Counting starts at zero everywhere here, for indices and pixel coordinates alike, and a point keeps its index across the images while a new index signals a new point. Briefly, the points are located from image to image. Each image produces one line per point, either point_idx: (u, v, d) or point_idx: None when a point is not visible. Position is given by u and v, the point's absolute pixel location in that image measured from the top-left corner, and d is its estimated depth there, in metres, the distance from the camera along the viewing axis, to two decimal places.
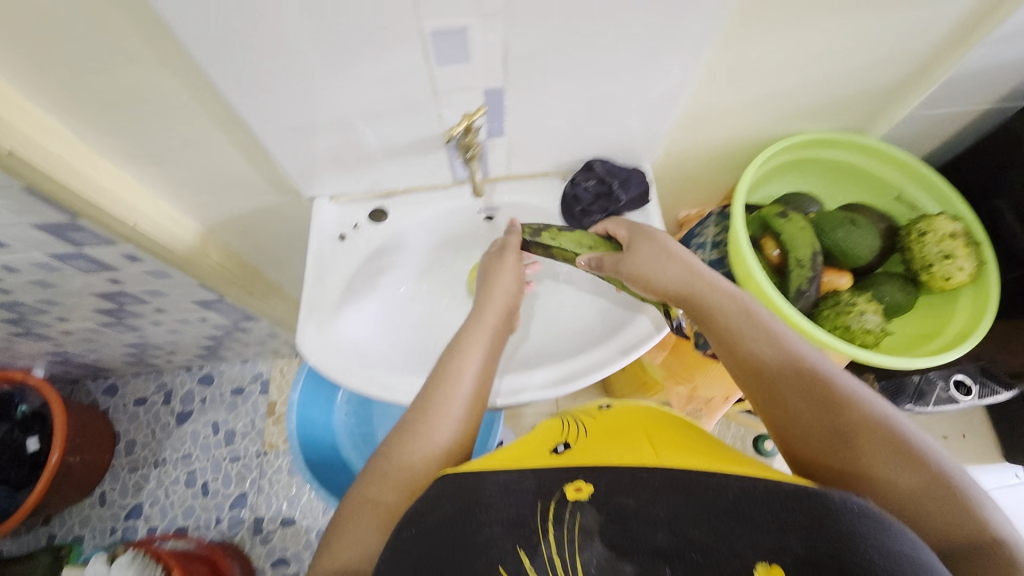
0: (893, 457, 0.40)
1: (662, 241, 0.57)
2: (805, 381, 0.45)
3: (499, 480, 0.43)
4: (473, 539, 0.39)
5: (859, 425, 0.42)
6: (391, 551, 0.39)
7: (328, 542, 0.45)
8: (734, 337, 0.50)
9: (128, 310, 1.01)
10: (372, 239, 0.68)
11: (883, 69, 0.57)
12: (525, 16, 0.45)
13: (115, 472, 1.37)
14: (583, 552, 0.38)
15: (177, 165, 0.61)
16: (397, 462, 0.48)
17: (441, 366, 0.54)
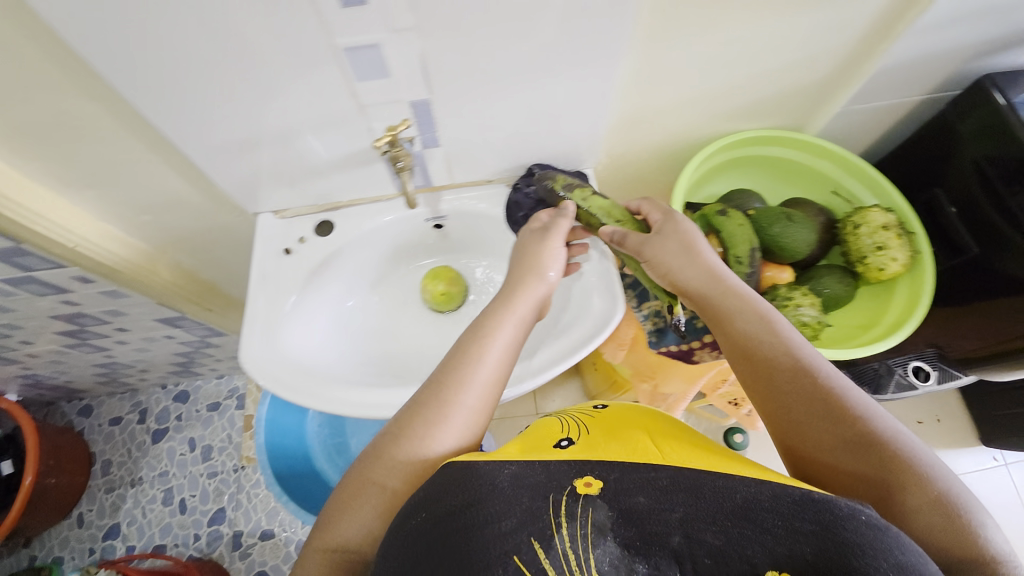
0: (909, 482, 0.36)
1: (688, 236, 0.53)
2: (818, 394, 0.41)
3: (509, 473, 0.40)
4: (484, 530, 0.35)
5: (875, 446, 0.37)
6: (399, 539, 0.37)
7: (331, 515, 0.44)
8: (746, 340, 0.46)
9: (90, 331, 1.00)
10: (319, 252, 0.68)
11: (808, 65, 0.58)
12: (437, 30, 0.45)
13: (92, 493, 1.36)
14: (596, 548, 0.35)
15: (114, 187, 0.61)
16: (408, 444, 0.44)
17: (461, 349, 0.49)
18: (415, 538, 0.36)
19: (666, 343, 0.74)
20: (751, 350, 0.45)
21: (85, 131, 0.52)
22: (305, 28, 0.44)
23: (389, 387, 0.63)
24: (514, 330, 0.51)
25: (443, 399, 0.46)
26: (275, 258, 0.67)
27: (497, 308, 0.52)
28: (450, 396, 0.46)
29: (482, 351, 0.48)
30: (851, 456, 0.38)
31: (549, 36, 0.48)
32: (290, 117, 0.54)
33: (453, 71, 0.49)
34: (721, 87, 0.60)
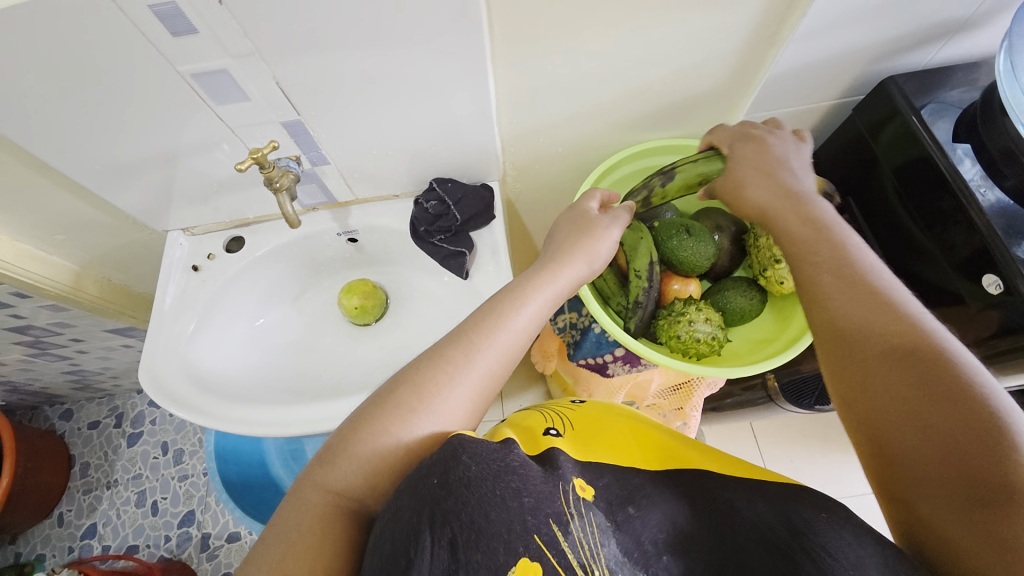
0: (957, 400, 0.33)
1: (762, 159, 0.52)
2: (869, 311, 0.39)
3: (520, 455, 0.40)
4: (508, 503, 0.36)
5: (927, 363, 0.35)
6: (411, 500, 0.35)
7: (335, 454, 0.41)
8: (816, 280, 0.43)
9: (47, 341, 1.03)
10: (224, 269, 0.68)
11: (702, 71, 0.57)
12: (288, 48, 0.45)
13: (71, 494, 1.40)
14: (604, 547, 0.37)
15: (22, 208, 0.62)
16: (432, 404, 0.43)
17: (492, 306, 0.49)
18: (427, 500, 0.35)
19: (583, 354, 0.73)
20: (816, 285, 0.43)
21: None
22: (160, 53, 0.45)
23: (288, 403, 0.63)
24: (547, 301, 0.51)
25: (467, 354, 0.45)
26: (184, 276, 0.68)
27: (538, 274, 0.53)
28: (472, 356, 0.45)
29: (510, 315, 0.48)
30: (897, 372, 0.36)
31: (405, 54, 0.48)
32: (173, 137, 0.55)
33: (316, 90, 0.50)
34: (607, 98, 0.59)
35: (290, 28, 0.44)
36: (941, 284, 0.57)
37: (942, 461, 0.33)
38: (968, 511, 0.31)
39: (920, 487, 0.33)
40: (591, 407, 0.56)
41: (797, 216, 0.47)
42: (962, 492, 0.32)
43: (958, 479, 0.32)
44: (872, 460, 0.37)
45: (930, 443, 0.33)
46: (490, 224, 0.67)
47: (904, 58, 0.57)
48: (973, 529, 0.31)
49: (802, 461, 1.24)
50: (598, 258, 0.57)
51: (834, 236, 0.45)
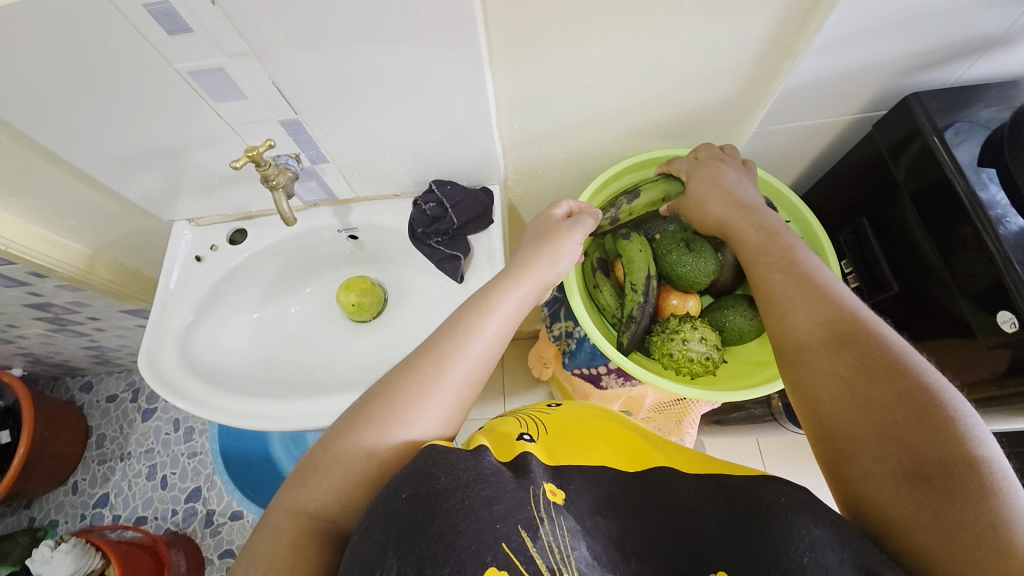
0: (892, 378, 0.36)
1: (717, 178, 0.55)
2: (813, 305, 0.42)
3: (491, 460, 0.39)
4: (478, 513, 0.34)
5: (858, 343, 0.38)
6: (381, 520, 0.35)
7: (306, 476, 0.41)
8: (765, 277, 0.47)
9: (67, 319, 1.07)
10: (224, 261, 0.69)
11: (710, 81, 0.55)
12: (284, 48, 0.45)
13: (87, 463, 1.46)
14: (575, 550, 0.35)
15: (36, 194, 0.64)
16: (397, 416, 0.43)
17: (462, 316, 0.49)
18: (396, 517, 0.34)
19: (577, 364, 0.71)
20: (766, 278, 0.47)
21: None
22: (158, 51, 0.45)
23: (280, 397, 0.64)
24: (516, 307, 0.51)
25: (438, 363, 0.45)
26: (187, 266, 0.69)
27: (503, 281, 0.52)
28: (444, 365, 0.45)
29: (481, 323, 0.48)
30: (841, 358, 0.38)
31: (401, 57, 0.47)
32: (175, 131, 0.56)
33: (310, 90, 0.50)
34: (610, 106, 0.58)
35: (284, 30, 0.43)
36: (952, 312, 0.54)
37: (885, 436, 0.35)
38: (911, 483, 0.33)
39: (866, 465, 0.35)
40: (567, 410, 0.56)
41: (752, 225, 0.51)
42: (904, 466, 0.33)
43: (899, 454, 0.34)
44: (823, 444, 0.39)
45: (872, 421, 0.35)
46: (488, 229, 0.66)
47: (930, 74, 0.53)
48: (916, 498, 0.33)
49: (807, 481, 1.21)
50: (564, 261, 0.56)
51: (784, 240, 0.48)
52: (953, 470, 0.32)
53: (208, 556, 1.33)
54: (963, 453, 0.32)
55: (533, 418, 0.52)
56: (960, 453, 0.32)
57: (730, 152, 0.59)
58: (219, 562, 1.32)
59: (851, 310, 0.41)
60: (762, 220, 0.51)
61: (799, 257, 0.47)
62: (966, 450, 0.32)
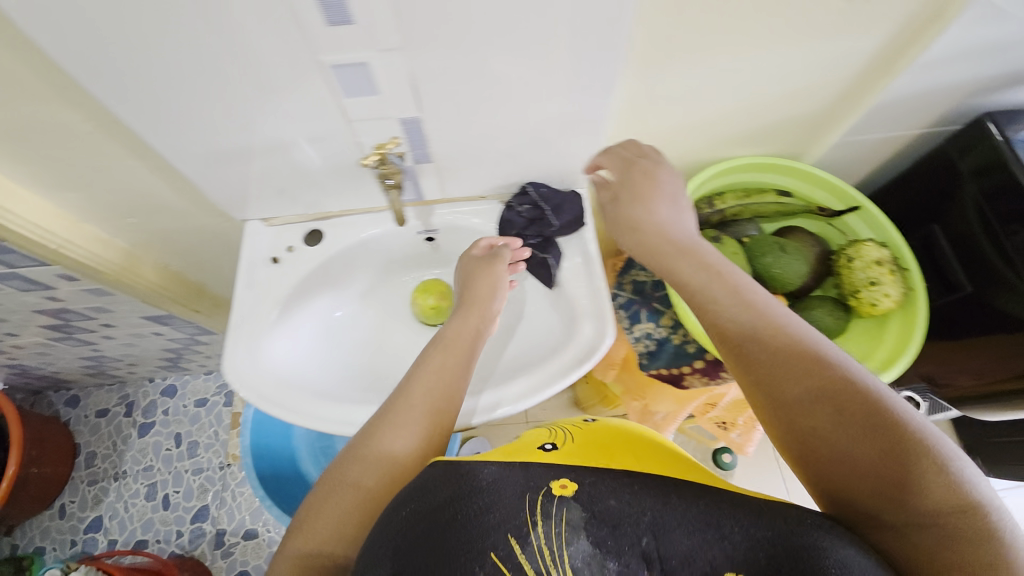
0: (872, 427, 0.33)
1: (659, 196, 0.53)
2: (773, 347, 0.39)
3: (490, 471, 0.40)
4: (469, 523, 0.35)
5: (831, 389, 0.35)
6: (379, 535, 0.37)
7: (302, 521, 0.43)
8: (716, 314, 0.43)
9: (76, 326, 0.98)
10: (303, 264, 0.66)
11: (811, 93, 0.58)
12: (432, 45, 0.44)
13: (75, 484, 1.35)
14: (570, 546, 0.34)
15: (100, 191, 0.59)
16: (376, 445, 0.46)
17: (426, 358, 0.54)
18: (394, 530, 0.36)
19: (658, 365, 0.75)
20: (714, 315, 0.43)
21: (64, 135, 0.50)
22: (295, 44, 0.43)
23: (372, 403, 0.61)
24: (473, 346, 0.57)
25: (410, 400, 0.49)
26: (262, 268, 0.66)
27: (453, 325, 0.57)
28: (415, 399, 0.49)
29: (443, 361, 0.53)
30: (816, 407, 0.36)
31: (542, 58, 0.47)
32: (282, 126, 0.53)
33: (444, 89, 0.49)
34: (714, 116, 0.59)
35: (443, 26, 0.42)
36: (1007, 312, 0.61)
37: (875, 492, 0.33)
38: (914, 543, 0.31)
39: (867, 522, 0.33)
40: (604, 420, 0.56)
41: (691, 262, 0.47)
42: (901, 522, 0.31)
43: (896, 513, 0.32)
44: (820, 497, 0.36)
45: (858, 477, 0.33)
46: (579, 231, 0.67)
47: (1006, 93, 0.58)
48: (916, 549, 0.31)
49: None
50: (495, 297, 0.61)
51: (727, 272, 0.45)
52: (952, 527, 0.30)
53: None
54: (958, 504, 0.30)
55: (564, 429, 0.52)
56: (954, 504, 0.30)
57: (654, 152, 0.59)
58: None
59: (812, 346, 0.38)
60: (699, 251, 0.48)
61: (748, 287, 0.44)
62: (959, 498, 0.30)
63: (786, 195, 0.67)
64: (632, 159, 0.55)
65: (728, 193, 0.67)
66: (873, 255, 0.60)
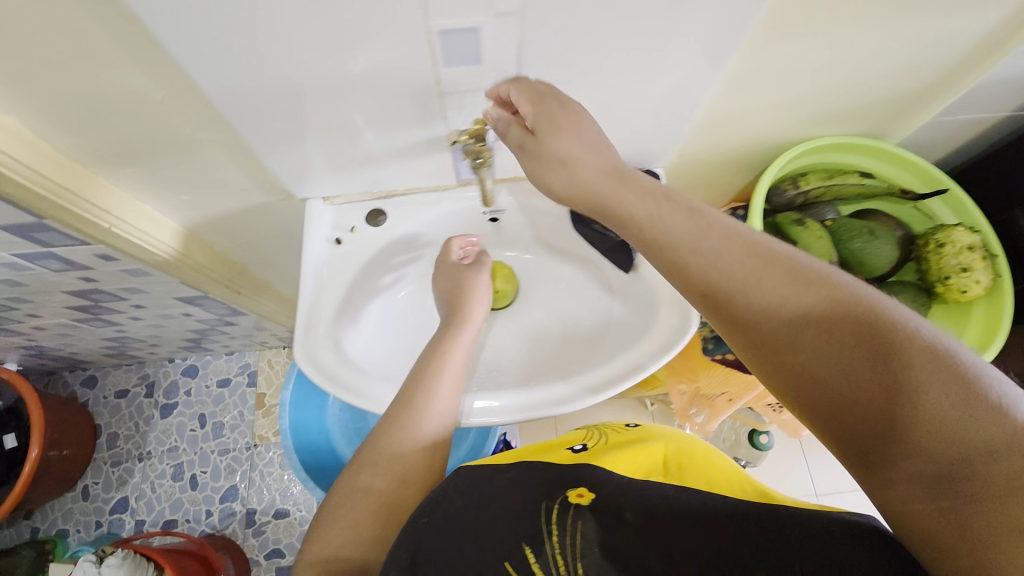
0: (873, 362, 0.30)
1: (583, 133, 0.43)
2: (750, 284, 0.35)
3: (509, 478, 0.53)
4: (488, 532, 0.46)
5: (826, 324, 0.32)
6: (402, 539, 0.44)
7: (320, 528, 0.47)
8: (674, 259, 0.38)
9: (104, 306, 0.94)
10: (370, 244, 0.64)
11: (913, 72, 0.55)
12: (548, 11, 0.40)
13: (98, 465, 1.33)
14: (582, 558, 0.43)
15: (155, 165, 0.54)
16: (386, 451, 0.51)
17: (426, 364, 0.57)
18: (416, 534, 0.44)
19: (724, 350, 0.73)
20: (672, 257, 0.38)
21: (128, 105, 0.45)
22: (403, 6, 0.39)
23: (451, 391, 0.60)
24: (467, 349, 0.59)
25: (414, 405, 0.53)
26: (326, 248, 0.62)
27: (451, 329, 0.60)
28: (419, 405, 0.54)
29: (441, 368, 0.56)
30: (814, 347, 0.33)
31: (657, 28, 0.44)
32: (362, 97, 0.49)
33: (548, 58, 0.45)
34: (810, 94, 0.57)
35: None
36: None
37: (889, 437, 0.30)
38: (936, 494, 0.28)
39: (883, 471, 0.31)
40: (640, 433, 0.67)
41: (635, 193, 0.39)
42: (921, 472, 0.29)
43: (914, 460, 0.29)
44: (833, 444, 0.34)
45: (864, 418, 0.31)
46: None
47: None
48: (932, 493, 0.29)
49: None
50: (478, 307, 0.61)
51: (680, 201, 0.39)
52: (980, 471, 0.27)
53: (252, 558, 1.25)
54: (987, 440, 0.27)
55: (599, 437, 0.66)
56: (982, 442, 0.27)
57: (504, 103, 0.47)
58: (266, 563, 1.24)
59: (798, 271, 0.34)
60: (644, 184, 0.40)
61: (704, 212, 0.38)
62: (989, 432, 0.27)
63: (870, 176, 0.65)
64: (541, 95, 0.44)
65: (810, 173, 0.65)
66: (966, 240, 0.59)
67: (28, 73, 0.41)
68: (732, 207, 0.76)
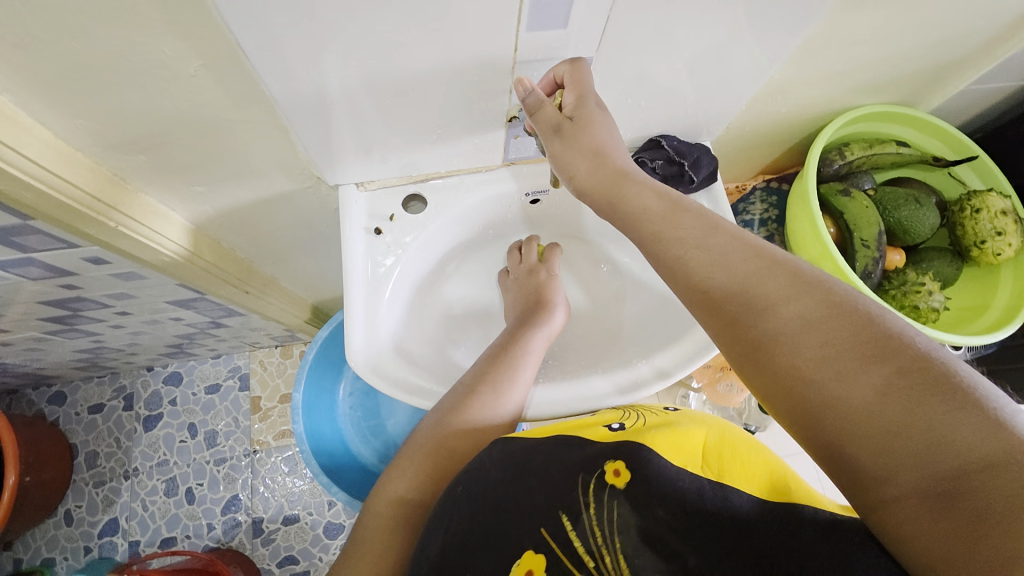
0: (868, 369, 0.32)
1: (607, 134, 0.47)
2: (746, 287, 0.38)
3: (545, 450, 0.51)
4: (528, 502, 0.48)
5: (819, 331, 0.35)
6: (444, 504, 0.47)
7: (393, 472, 0.53)
8: (679, 259, 0.41)
9: (84, 315, 0.85)
10: (416, 232, 0.60)
11: (960, 43, 0.55)
12: None
13: (78, 488, 1.22)
14: (619, 534, 0.45)
15: (171, 154, 0.47)
16: (454, 420, 0.53)
17: (503, 355, 0.57)
18: (456, 500, 0.47)
19: None
20: (674, 253, 0.42)
21: (153, 81, 0.39)
22: None
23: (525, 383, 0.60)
24: (544, 342, 0.59)
25: (495, 390, 0.55)
26: (366, 240, 0.58)
27: (529, 319, 0.60)
28: (501, 391, 0.55)
29: (522, 359, 0.57)
30: (805, 350, 0.35)
31: None
32: (422, 66, 0.44)
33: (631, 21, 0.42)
34: (861, 65, 0.56)
35: None
36: None
37: (880, 450, 0.31)
38: (934, 508, 0.30)
39: (880, 485, 0.32)
40: (683, 415, 0.57)
41: (651, 190, 0.45)
42: (914, 483, 0.30)
43: (911, 471, 0.30)
44: (823, 459, 0.35)
45: (857, 425, 0.32)
46: (710, 187, 0.62)
47: None
48: (924, 503, 0.30)
49: None
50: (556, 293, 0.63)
51: (691, 208, 0.43)
52: (979, 485, 0.28)
53: (264, 567, 1.19)
54: (982, 453, 0.28)
55: (636, 415, 0.56)
56: (978, 455, 0.28)
57: (561, 72, 0.47)
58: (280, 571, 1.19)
59: (798, 280, 0.37)
60: (648, 180, 0.46)
61: (715, 218, 0.43)
62: (984, 444, 0.28)
63: (906, 145, 0.67)
64: (584, 89, 0.46)
65: (851, 143, 0.66)
66: (1001, 205, 0.63)
67: (37, 43, 0.34)
68: (764, 179, 0.77)
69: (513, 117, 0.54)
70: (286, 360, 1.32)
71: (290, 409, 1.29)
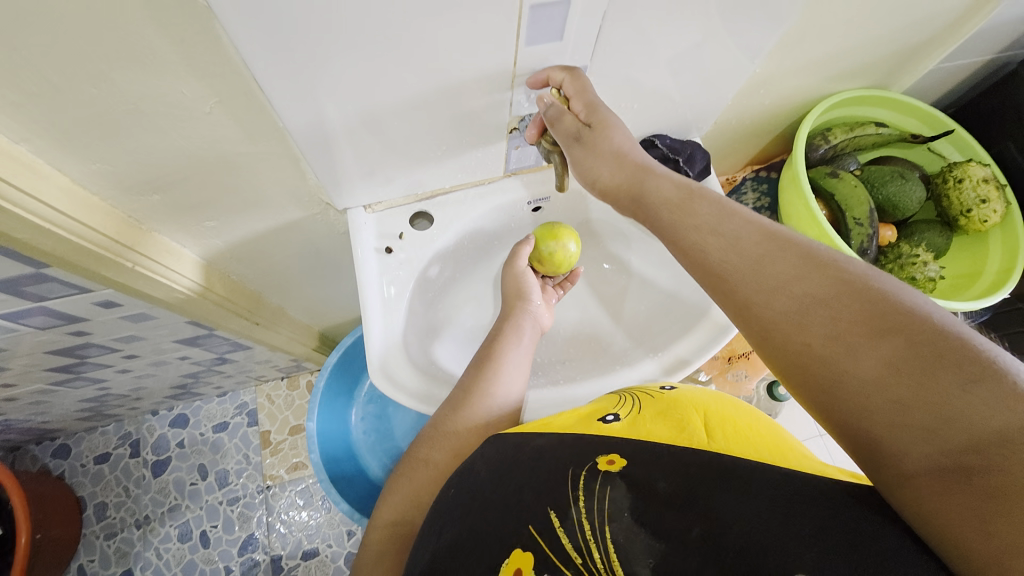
0: (878, 344, 0.33)
1: (622, 136, 0.49)
2: (757, 268, 0.39)
3: (538, 446, 0.48)
4: (514, 499, 0.43)
5: (831, 307, 0.35)
6: (433, 513, 0.46)
7: (386, 495, 0.52)
8: (693, 244, 0.43)
9: (91, 362, 0.84)
10: (424, 248, 0.61)
11: (924, 27, 0.59)
12: None
13: (89, 542, 1.19)
14: (611, 523, 0.39)
15: (185, 191, 0.48)
16: (442, 428, 0.53)
17: (491, 351, 0.58)
18: (441, 509, 0.45)
19: None
20: (687, 238, 0.43)
21: (168, 120, 0.40)
22: None
23: (541, 386, 0.61)
24: (528, 340, 0.60)
25: (487, 387, 0.54)
26: (378, 260, 0.59)
27: (512, 315, 0.61)
28: (493, 386, 0.55)
29: (511, 351, 0.58)
30: (816, 327, 0.35)
31: None
32: (425, 84, 0.45)
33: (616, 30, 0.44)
34: (835, 54, 0.59)
35: None
36: None
37: (895, 426, 0.31)
38: (952, 483, 0.29)
39: (897, 460, 0.32)
40: (681, 393, 0.55)
41: (669, 180, 0.46)
42: (930, 458, 0.30)
43: (926, 446, 0.30)
44: (841, 436, 0.35)
45: (870, 399, 0.32)
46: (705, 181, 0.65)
47: None
48: (942, 478, 0.29)
49: None
50: (532, 289, 0.63)
51: (705, 194, 0.45)
52: (996, 459, 0.27)
53: None
54: (997, 425, 0.28)
55: (633, 400, 0.55)
56: (993, 427, 0.28)
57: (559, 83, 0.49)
58: None
59: (810, 259, 0.38)
60: (659, 172, 0.47)
61: (729, 204, 0.44)
62: (1000, 417, 0.27)
63: (885, 125, 0.70)
64: (590, 97, 0.48)
65: (834, 127, 0.69)
66: (983, 173, 0.66)
67: (59, 92, 0.35)
68: (752, 170, 0.80)
69: (513, 129, 0.56)
70: (293, 392, 1.31)
71: (301, 440, 1.27)
